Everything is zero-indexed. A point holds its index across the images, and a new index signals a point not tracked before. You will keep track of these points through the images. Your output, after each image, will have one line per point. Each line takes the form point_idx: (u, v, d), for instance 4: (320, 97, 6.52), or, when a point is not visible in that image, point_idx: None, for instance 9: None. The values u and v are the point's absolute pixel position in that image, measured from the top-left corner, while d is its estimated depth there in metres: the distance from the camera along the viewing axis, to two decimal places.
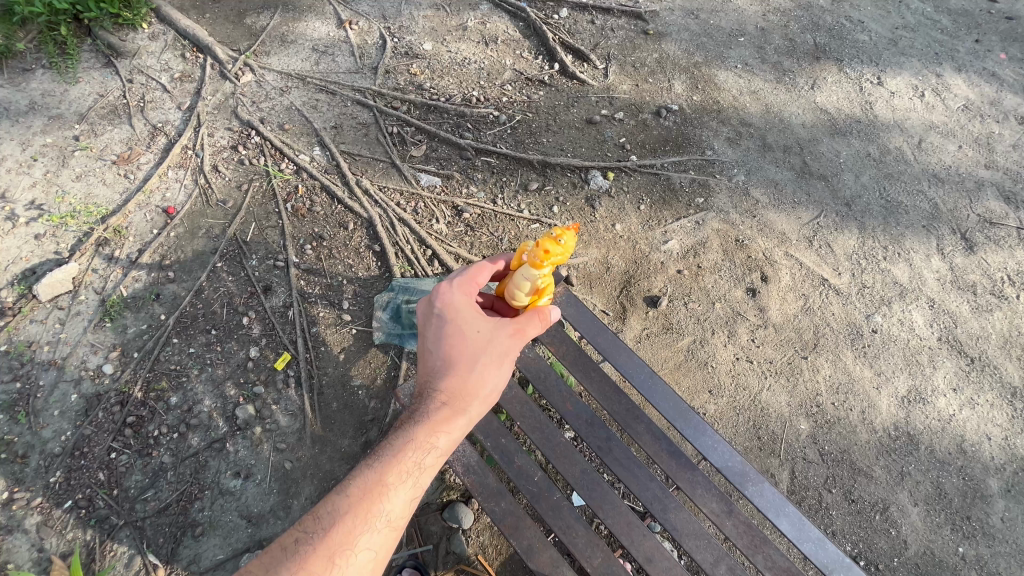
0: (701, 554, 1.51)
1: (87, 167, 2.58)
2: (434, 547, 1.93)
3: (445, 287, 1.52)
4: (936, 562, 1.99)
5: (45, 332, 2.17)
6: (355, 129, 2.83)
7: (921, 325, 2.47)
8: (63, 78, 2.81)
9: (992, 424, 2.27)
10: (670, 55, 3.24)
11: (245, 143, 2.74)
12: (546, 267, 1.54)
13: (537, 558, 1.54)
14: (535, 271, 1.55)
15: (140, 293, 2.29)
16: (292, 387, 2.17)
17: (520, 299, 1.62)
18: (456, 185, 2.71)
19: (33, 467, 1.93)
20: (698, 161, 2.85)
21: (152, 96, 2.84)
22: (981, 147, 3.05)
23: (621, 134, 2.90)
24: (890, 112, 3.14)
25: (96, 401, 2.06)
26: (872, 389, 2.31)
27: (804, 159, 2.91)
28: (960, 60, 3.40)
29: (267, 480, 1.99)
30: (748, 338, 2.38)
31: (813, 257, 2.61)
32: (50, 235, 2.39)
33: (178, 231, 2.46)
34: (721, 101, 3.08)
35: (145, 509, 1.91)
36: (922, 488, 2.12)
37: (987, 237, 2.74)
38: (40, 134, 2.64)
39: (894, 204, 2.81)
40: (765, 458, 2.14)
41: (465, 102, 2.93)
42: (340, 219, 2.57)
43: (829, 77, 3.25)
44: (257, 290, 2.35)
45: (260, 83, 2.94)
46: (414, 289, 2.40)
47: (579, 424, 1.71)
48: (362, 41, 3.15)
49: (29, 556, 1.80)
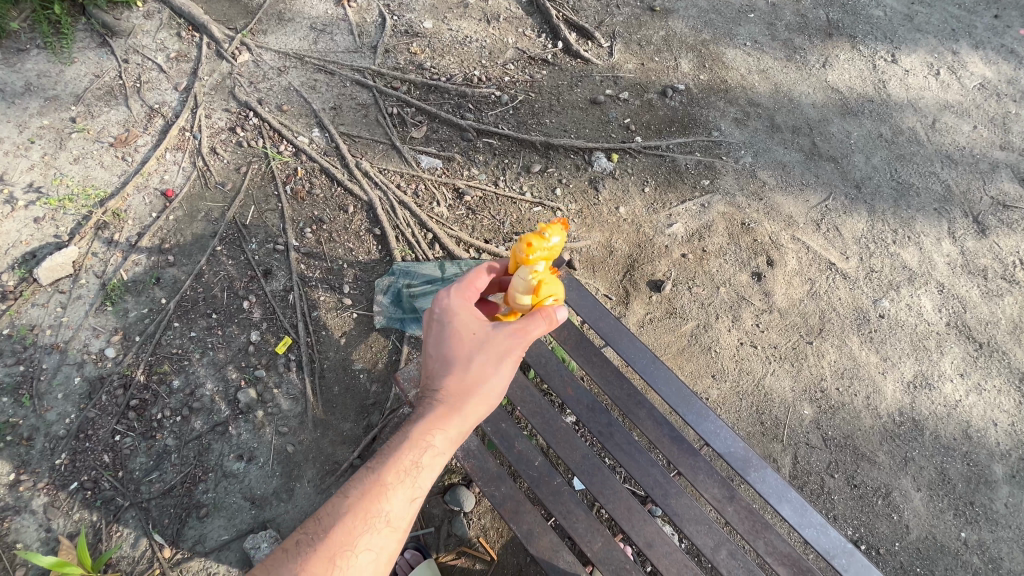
0: (701, 539, 1.51)
1: (85, 149, 2.55)
2: (436, 530, 1.95)
3: (443, 294, 1.51)
4: (938, 547, 1.99)
5: (47, 316, 2.17)
6: (355, 110, 2.78)
7: (929, 310, 2.43)
8: (59, 59, 2.77)
9: (999, 409, 2.25)
10: (677, 33, 3.15)
11: (243, 124, 2.70)
12: (539, 260, 1.52)
13: (537, 543, 1.54)
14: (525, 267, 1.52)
15: (140, 277, 2.28)
16: (293, 371, 2.17)
17: (521, 301, 1.55)
18: (458, 167, 2.67)
19: (38, 450, 1.95)
20: (704, 143, 2.79)
21: (148, 77, 2.80)
22: (996, 127, 2.97)
23: (626, 115, 2.83)
24: (903, 91, 3.05)
25: (99, 384, 2.07)
26: (878, 373, 2.28)
27: (813, 140, 2.84)
28: (977, 37, 3.29)
29: (270, 463, 2.00)
30: (753, 323, 2.35)
31: (821, 240, 2.57)
32: (50, 218, 2.37)
33: (177, 214, 2.44)
34: (729, 81, 3.00)
35: (151, 490, 1.92)
36: (925, 473, 2.10)
37: (1000, 220, 2.69)
38: (37, 116, 2.60)
39: (905, 185, 2.74)
40: (768, 443, 2.13)
41: (466, 82, 2.87)
42: (340, 203, 2.54)
43: (841, 54, 3.16)
44: (257, 273, 2.33)
45: (257, 63, 2.88)
46: (415, 273, 2.38)
47: (580, 409, 1.70)
48: (361, 19, 3.08)
49: (38, 536, 1.82)
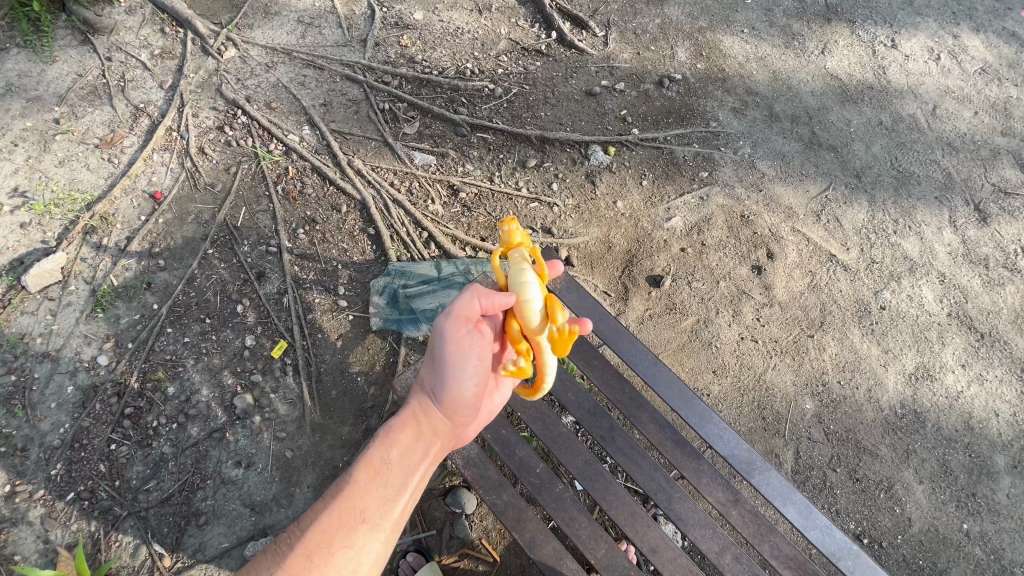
0: (706, 544, 1.50)
1: (70, 152, 2.49)
2: (438, 533, 1.94)
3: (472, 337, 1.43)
4: (940, 539, 1.99)
5: (36, 324, 2.13)
6: (345, 106, 2.72)
7: (931, 301, 2.41)
8: (39, 57, 2.69)
9: (1001, 400, 2.24)
10: (673, 20, 3.09)
11: (232, 123, 2.63)
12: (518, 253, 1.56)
13: (540, 550, 1.53)
14: (518, 280, 1.43)
15: (130, 282, 2.23)
16: (290, 375, 2.14)
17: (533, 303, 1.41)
18: (452, 163, 2.62)
19: (33, 460, 1.92)
20: (702, 133, 2.74)
21: (132, 75, 2.73)
22: (997, 113, 2.93)
23: (622, 107, 2.78)
24: (903, 76, 3.01)
25: (93, 392, 2.03)
26: (879, 366, 2.27)
27: (812, 129, 2.80)
28: (978, 19, 3.24)
29: (269, 469, 1.98)
30: (753, 317, 2.33)
31: (821, 232, 2.54)
32: (36, 224, 2.32)
33: (167, 217, 2.38)
34: (726, 69, 2.95)
35: (148, 499, 1.90)
36: (928, 465, 2.10)
37: (1001, 208, 2.66)
38: (19, 118, 2.53)
39: (906, 174, 2.71)
40: (770, 438, 2.12)
41: (458, 75, 2.80)
42: (333, 202, 2.50)
43: (841, 40, 3.10)
44: (250, 276, 2.29)
45: (244, 59, 2.81)
46: (410, 273, 2.34)
47: (581, 414, 1.68)
48: (349, 11, 3.01)
49: (36, 547, 1.80)
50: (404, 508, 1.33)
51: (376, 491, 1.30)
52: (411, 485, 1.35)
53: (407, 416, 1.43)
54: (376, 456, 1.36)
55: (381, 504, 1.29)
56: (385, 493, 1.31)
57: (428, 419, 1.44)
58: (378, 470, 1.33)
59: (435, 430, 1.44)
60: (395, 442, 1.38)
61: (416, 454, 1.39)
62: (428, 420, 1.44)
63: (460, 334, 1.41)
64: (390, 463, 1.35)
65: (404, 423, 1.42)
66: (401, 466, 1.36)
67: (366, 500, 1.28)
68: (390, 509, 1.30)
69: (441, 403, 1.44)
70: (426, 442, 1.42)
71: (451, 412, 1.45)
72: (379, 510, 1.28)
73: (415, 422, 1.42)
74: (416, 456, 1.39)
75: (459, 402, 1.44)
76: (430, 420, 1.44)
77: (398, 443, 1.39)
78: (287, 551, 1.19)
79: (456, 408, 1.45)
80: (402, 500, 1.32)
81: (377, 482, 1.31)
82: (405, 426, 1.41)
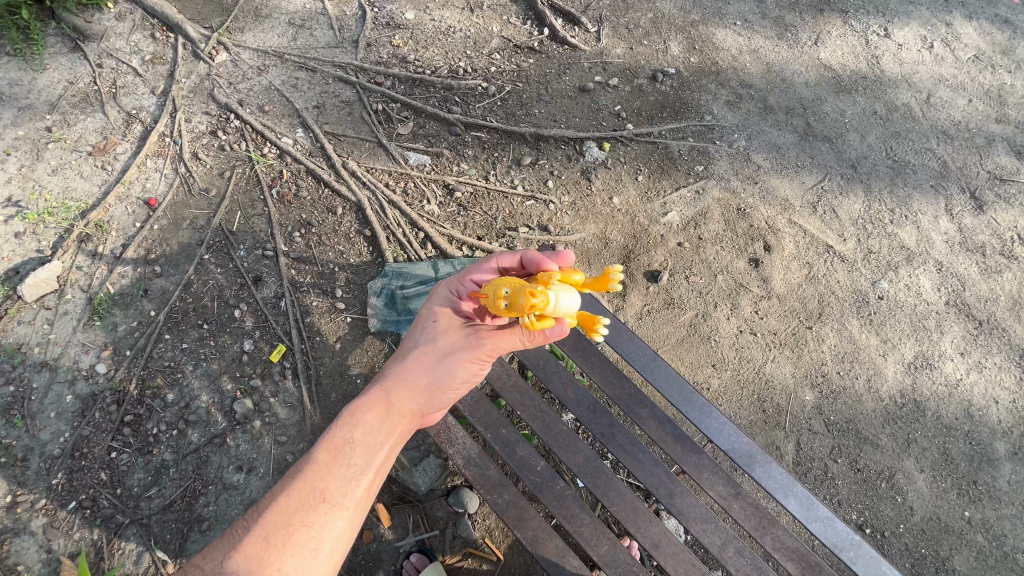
0: (709, 537, 1.51)
1: (63, 159, 2.48)
2: (441, 533, 1.94)
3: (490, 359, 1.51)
4: (942, 527, 2.00)
5: (33, 333, 2.11)
6: (338, 108, 2.71)
7: (929, 290, 2.42)
8: (30, 66, 2.67)
9: (1000, 387, 2.24)
10: (665, 14, 3.07)
11: (225, 127, 2.63)
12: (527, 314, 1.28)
13: (543, 548, 1.54)
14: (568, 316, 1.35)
15: (128, 289, 2.23)
16: (289, 379, 2.14)
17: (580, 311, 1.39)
18: (447, 163, 2.61)
19: (34, 470, 1.91)
20: (697, 127, 2.74)
21: (124, 81, 2.71)
22: (991, 100, 2.93)
23: (617, 102, 2.77)
24: (897, 66, 3.00)
25: (92, 401, 2.02)
26: (878, 357, 2.27)
27: (807, 120, 2.79)
28: (970, 7, 3.24)
29: (270, 473, 1.98)
30: (752, 310, 2.33)
31: (816, 223, 2.53)
32: (31, 233, 2.31)
33: (162, 223, 2.38)
34: (720, 63, 2.94)
35: (150, 506, 1.90)
36: (928, 454, 2.10)
37: (997, 195, 2.66)
38: (11, 127, 2.51)
39: (902, 163, 2.71)
40: (770, 431, 2.12)
41: (452, 74, 2.80)
42: (329, 204, 2.49)
43: (833, 30, 3.09)
44: (247, 281, 2.29)
45: (236, 62, 2.80)
46: (408, 274, 2.33)
47: (580, 410, 1.68)
48: (340, 12, 3.00)
49: (38, 557, 1.80)
50: (371, 486, 1.34)
51: (341, 471, 1.30)
52: (377, 463, 1.36)
53: (380, 398, 1.43)
54: (340, 435, 1.35)
55: (344, 482, 1.29)
56: (348, 471, 1.31)
57: (401, 403, 1.44)
58: (344, 451, 1.33)
59: (408, 415, 1.45)
60: (365, 424, 1.38)
61: (383, 434, 1.39)
62: (401, 404, 1.44)
63: (484, 359, 1.48)
64: (357, 444, 1.35)
65: (374, 404, 1.42)
66: (366, 446, 1.36)
67: (327, 479, 1.28)
68: (355, 489, 1.30)
69: (421, 393, 1.46)
70: (394, 424, 1.42)
71: (427, 402, 1.48)
72: (344, 490, 1.28)
73: (389, 406, 1.43)
74: (383, 436, 1.39)
75: (440, 397, 1.49)
76: (404, 404, 1.44)
77: (365, 424, 1.39)
78: (241, 535, 1.19)
79: (434, 400, 1.48)
80: (366, 480, 1.32)
81: (340, 461, 1.31)
82: (375, 407, 1.41)
